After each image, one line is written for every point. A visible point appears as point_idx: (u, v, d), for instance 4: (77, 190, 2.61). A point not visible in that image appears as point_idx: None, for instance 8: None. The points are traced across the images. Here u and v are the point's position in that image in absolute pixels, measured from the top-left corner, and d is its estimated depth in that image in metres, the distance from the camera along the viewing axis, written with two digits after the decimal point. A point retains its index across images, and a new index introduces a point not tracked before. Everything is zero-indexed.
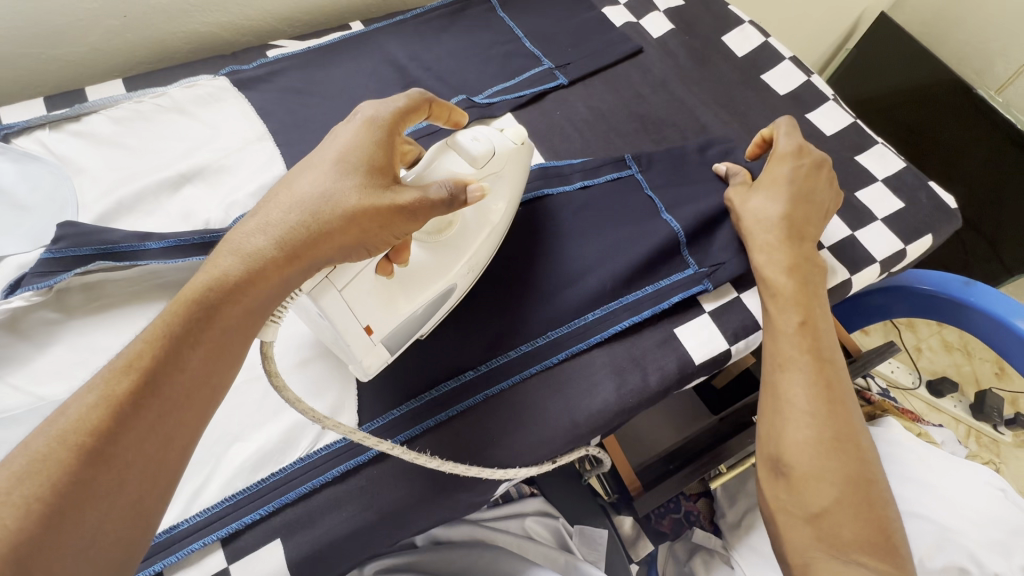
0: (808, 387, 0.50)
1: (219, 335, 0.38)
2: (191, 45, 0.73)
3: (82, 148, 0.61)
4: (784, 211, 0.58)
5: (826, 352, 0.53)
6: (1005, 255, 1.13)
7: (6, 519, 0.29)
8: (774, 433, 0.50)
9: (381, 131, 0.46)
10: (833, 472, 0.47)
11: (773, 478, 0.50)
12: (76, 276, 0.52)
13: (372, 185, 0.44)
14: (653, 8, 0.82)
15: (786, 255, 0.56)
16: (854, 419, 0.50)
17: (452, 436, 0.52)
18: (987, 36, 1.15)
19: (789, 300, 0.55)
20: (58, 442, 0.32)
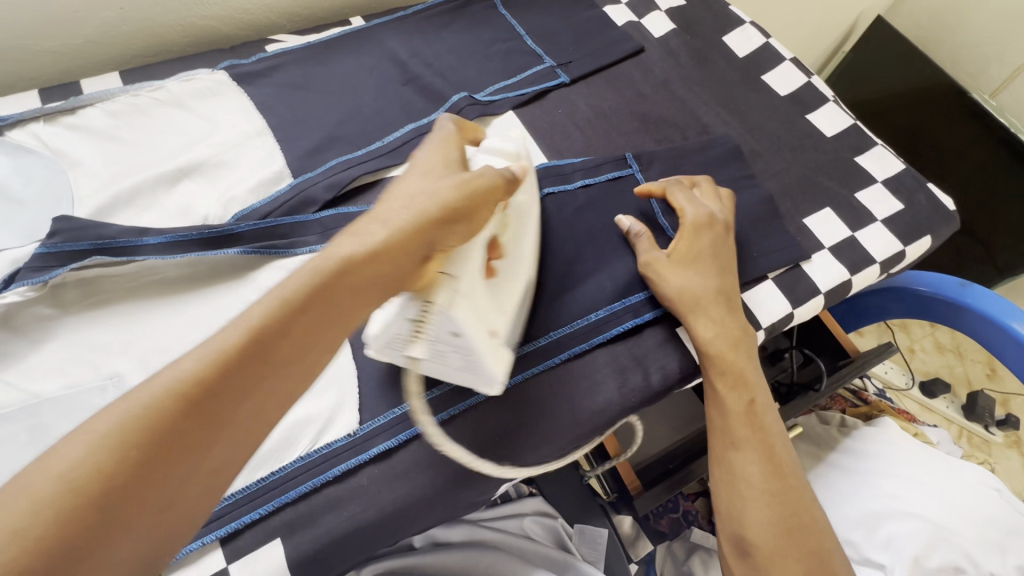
0: (758, 467, 0.52)
1: (325, 309, 0.37)
2: (188, 38, 0.72)
3: (77, 141, 0.60)
4: (705, 280, 0.56)
5: (768, 422, 0.54)
6: (997, 257, 1.15)
7: (108, 468, 0.29)
8: (736, 518, 0.51)
9: (446, 145, 0.48)
10: (795, 551, 0.49)
11: (740, 561, 0.51)
12: (71, 271, 0.51)
13: (460, 179, 0.43)
14: (654, 8, 0.82)
15: (723, 327, 0.55)
16: (802, 490, 0.53)
17: (454, 436, 0.51)
18: (982, 41, 1.16)
19: (736, 377, 0.54)
20: (166, 396, 0.31)
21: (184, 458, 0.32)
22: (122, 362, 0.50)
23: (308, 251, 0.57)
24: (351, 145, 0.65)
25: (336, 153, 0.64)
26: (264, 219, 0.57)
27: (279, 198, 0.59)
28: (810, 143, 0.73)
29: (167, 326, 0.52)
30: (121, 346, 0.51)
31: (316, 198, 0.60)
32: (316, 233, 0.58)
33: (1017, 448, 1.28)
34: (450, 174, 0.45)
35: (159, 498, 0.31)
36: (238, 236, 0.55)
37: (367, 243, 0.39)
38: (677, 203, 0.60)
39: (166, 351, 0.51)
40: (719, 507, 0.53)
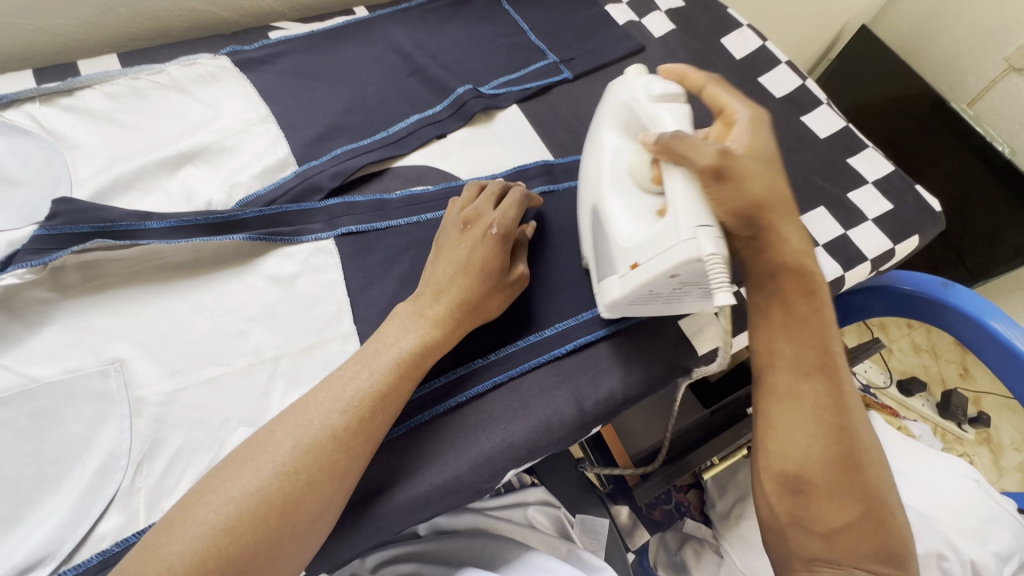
0: (821, 406, 0.51)
1: (403, 385, 0.47)
2: (188, 23, 0.71)
3: (75, 123, 0.59)
4: (777, 195, 0.51)
5: (835, 359, 0.53)
6: (968, 261, 1.19)
7: (248, 514, 0.38)
8: (792, 449, 0.51)
9: (502, 241, 0.52)
10: (850, 485, 0.50)
11: (789, 499, 0.52)
12: (72, 254, 0.50)
13: (510, 283, 0.53)
14: (654, 8, 0.84)
15: (792, 263, 0.52)
16: (863, 427, 0.52)
17: (461, 423, 0.51)
18: (961, 52, 1.21)
19: (811, 300, 0.53)
20: (298, 457, 0.41)
21: (312, 499, 0.40)
22: (124, 346, 0.49)
23: (314, 239, 0.57)
24: (356, 134, 0.65)
25: (341, 142, 0.64)
26: (269, 205, 0.57)
27: (284, 185, 0.58)
28: (806, 143, 0.75)
29: (170, 311, 0.51)
30: (122, 330, 0.49)
31: (322, 185, 0.59)
32: (322, 221, 0.58)
33: (987, 445, 1.33)
34: (500, 273, 0.52)
35: (284, 540, 0.39)
36: (245, 222, 0.54)
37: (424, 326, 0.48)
38: (724, 99, 0.53)
39: (168, 336, 0.50)
40: (770, 445, 0.52)
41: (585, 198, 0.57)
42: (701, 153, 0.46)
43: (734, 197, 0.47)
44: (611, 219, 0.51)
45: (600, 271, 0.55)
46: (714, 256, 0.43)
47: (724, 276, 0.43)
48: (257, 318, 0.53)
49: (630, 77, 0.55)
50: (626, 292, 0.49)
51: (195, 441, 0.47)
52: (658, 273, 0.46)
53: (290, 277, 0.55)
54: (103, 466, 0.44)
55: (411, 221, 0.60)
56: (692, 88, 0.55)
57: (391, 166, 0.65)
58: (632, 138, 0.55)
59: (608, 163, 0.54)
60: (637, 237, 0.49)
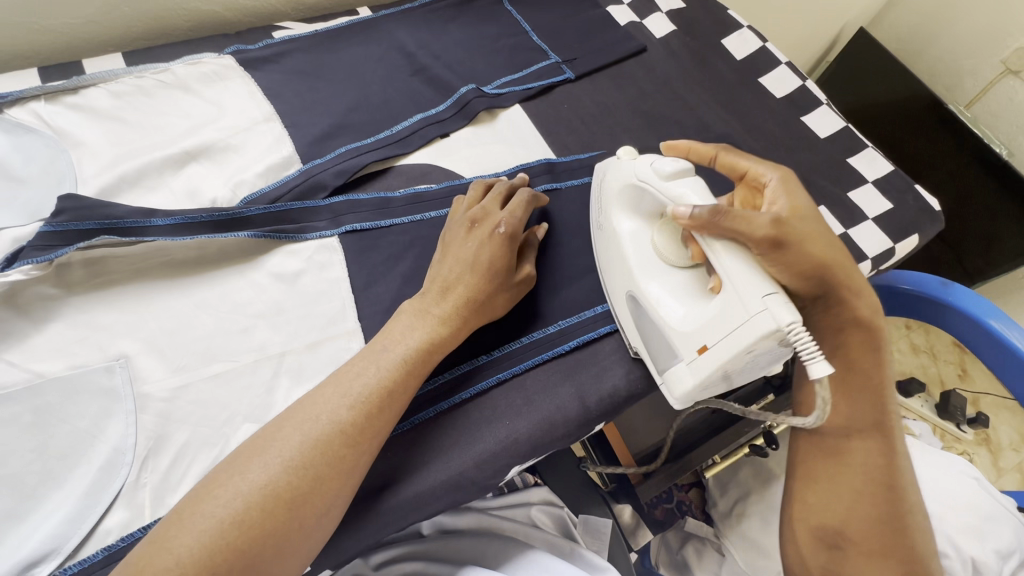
0: (868, 469, 0.54)
1: (409, 381, 0.47)
2: (192, 22, 0.72)
3: (80, 121, 0.59)
4: (838, 256, 0.51)
5: (894, 422, 0.54)
6: (966, 262, 1.19)
7: (256, 510, 0.38)
8: (829, 506, 0.55)
9: (510, 241, 0.53)
10: (889, 546, 0.52)
11: (824, 551, 0.55)
12: (78, 250, 0.50)
13: (515, 284, 0.54)
14: (655, 9, 0.84)
15: (862, 318, 0.54)
16: (913, 493, 0.54)
17: (466, 418, 0.52)
18: (958, 54, 1.22)
19: (874, 360, 0.55)
20: (305, 452, 0.41)
21: (319, 494, 0.41)
22: (129, 343, 0.49)
23: (318, 236, 0.57)
24: (360, 133, 0.65)
25: (345, 141, 0.64)
26: (274, 203, 0.57)
27: (289, 183, 0.59)
28: (806, 143, 0.75)
29: (175, 308, 0.51)
30: (127, 326, 0.50)
31: (326, 183, 0.60)
32: (326, 218, 0.58)
33: (987, 446, 1.32)
34: (506, 273, 0.53)
35: (293, 535, 0.39)
36: (249, 219, 0.55)
37: (428, 324, 0.49)
38: (745, 164, 0.54)
39: (173, 332, 0.50)
40: (810, 498, 0.57)
41: (616, 286, 0.56)
42: (756, 224, 0.46)
43: (793, 263, 0.48)
44: (658, 306, 0.51)
45: (658, 362, 0.52)
46: (793, 323, 0.42)
47: (810, 341, 0.42)
48: (263, 314, 0.53)
49: (626, 159, 0.57)
50: (700, 380, 0.47)
51: (201, 437, 0.47)
52: (738, 353, 0.44)
53: (294, 274, 0.55)
54: (109, 462, 0.44)
55: (415, 219, 0.60)
56: (702, 159, 0.56)
57: (395, 164, 0.65)
58: (642, 216, 0.56)
59: (632, 248, 0.54)
60: (695, 322, 0.48)
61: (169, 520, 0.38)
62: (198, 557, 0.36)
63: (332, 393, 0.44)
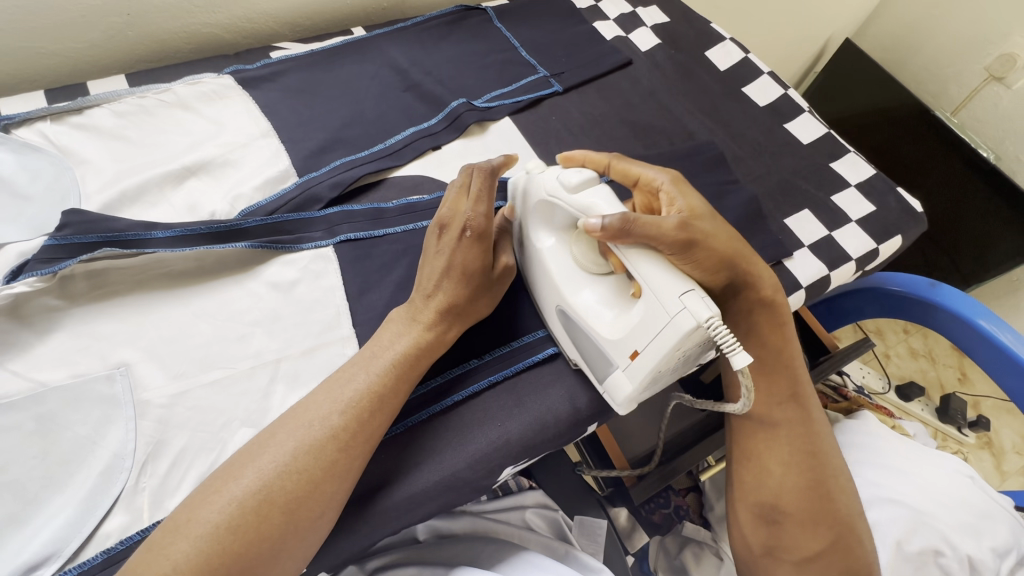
0: (792, 439, 0.58)
1: (398, 388, 0.48)
2: (193, 44, 0.75)
3: (84, 140, 0.61)
4: (740, 246, 0.56)
5: (804, 390, 0.60)
6: (963, 266, 1.20)
7: (250, 516, 0.39)
8: (764, 483, 0.58)
9: (479, 242, 0.53)
10: (817, 512, 0.56)
11: (764, 527, 0.58)
12: (81, 262, 0.51)
13: (490, 283, 0.55)
14: (640, 24, 0.87)
15: (765, 302, 0.59)
16: (831, 457, 0.59)
17: (458, 421, 0.53)
18: (943, 63, 1.25)
19: (780, 332, 0.60)
20: (295, 459, 0.42)
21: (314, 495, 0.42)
22: (129, 352, 0.50)
23: (314, 246, 0.58)
24: (354, 146, 0.67)
25: (340, 154, 0.66)
26: (271, 215, 0.59)
27: (285, 196, 0.61)
28: (789, 149, 0.77)
29: (175, 317, 0.53)
30: (127, 335, 0.51)
31: (321, 196, 0.61)
32: (321, 229, 0.60)
33: (989, 449, 1.33)
34: (478, 275, 0.53)
35: (290, 538, 0.40)
36: (246, 231, 0.57)
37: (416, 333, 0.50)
38: (636, 170, 0.57)
39: (172, 340, 0.52)
40: (744, 476, 0.60)
41: (546, 300, 0.56)
42: (665, 229, 0.48)
43: (701, 259, 0.52)
44: (587, 316, 0.51)
45: (593, 369, 0.54)
46: (712, 318, 0.43)
47: (730, 335, 0.43)
48: (260, 322, 0.54)
49: (533, 172, 0.56)
50: (638, 383, 0.48)
51: (198, 442, 0.48)
52: (665, 352, 0.45)
53: (290, 283, 0.57)
54: (109, 467, 0.45)
55: (408, 228, 0.62)
56: (596, 168, 0.58)
57: (389, 176, 0.67)
58: (558, 229, 0.56)
59: (552, 263, 0.55)
60: (623, 329, 0.49)
61: (168, 524, 0.39)
62: (194, 561, 0.37)
63: (322, 399, 0.45)
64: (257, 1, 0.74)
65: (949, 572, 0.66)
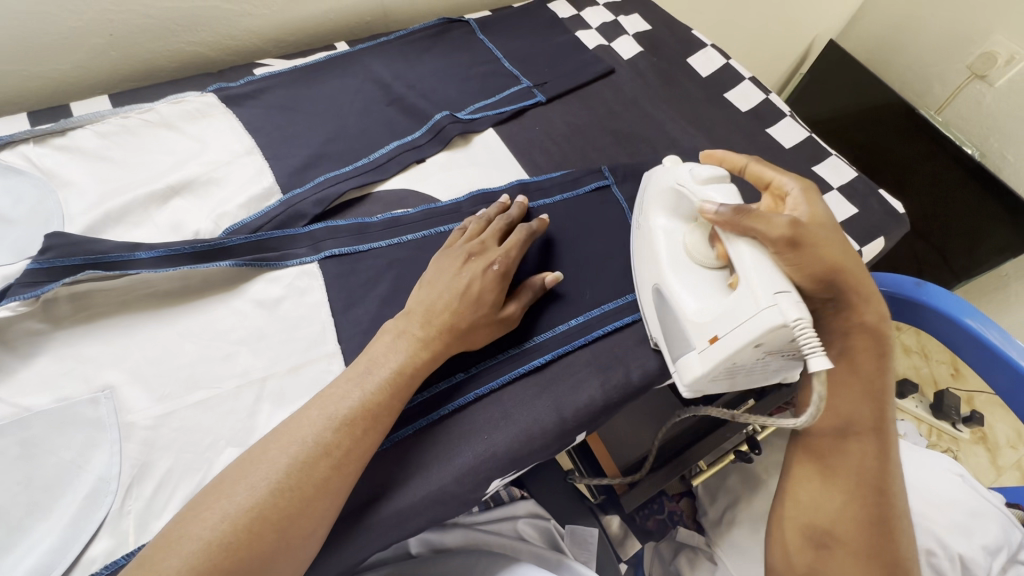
0: (861, 470, 0.56)
1: (389, 403, 0.48)
2: (177, 63, 0.75)
3: (68, 162, 0.61)
4: (851, 258, 0.55)
5: (889, 424, 0.57)
6: (953, 263, 1.21)
7: (243, 535, 0.39)
8: (820, 503, 0.58)
9: (497, 277, 0.55)
10: (869, 548, 0.54)
11: (811, 550, 0.57)
12: (64, 286, 0.51)
13: (494, 318, 0.55)
14: (622, 33, 0.88)
15: (868, 325, 0.57)
16: (899, 500, 0.55)
17: (444, 435, 0.53)
18: (927, 62, 1.26)
19: (879, 363, 0.57)
20: (286, 478, 0.42)
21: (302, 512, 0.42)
22: (114, 374, 0.50)
23: (299, 263, 0.59)
24: (339, 161, 0.68)
25: (324, 170, 0.67)
26: (255, 232, 0.59)
27: (269, 213, 0.61)
28: (771, 153, 0.78)
29: (160, 338, 0.53)
30: (112, 357, 0.51)
31: (306, 212, 0.62)
32: (305, 245, 0.60)
33: (984, 444, 1.33)
34: (488, 308, 0.54)
35: (283, 555, 0.40)
36: (231, 249, 0.57)
37: (401, 349, 0.50)
38: (769, 174, 0.57)
39: (157, 361, 0.52)
40: (802, 495, 0.59)
41: (647, 279, 0.60)
42: (775, 226, 0.49)
43: (808, 264, 0.50)
44: (682, 294, 0.54)
45: (673, 350, 0.56)
46: (799, 320, 0.44)
47: (813, 338, 0.44)
48: (245, 341, 0.54)
49: (670, 165, 0.61)
50: (708, 369, 0.50)
51: (184, 463, 0.48)
52: (743, 345, 0.47)
53: (275, 300, 0.57)
54: (94, 490, 0.45)
55: (393, 242, 0.62)
56: (733, 168, 0.60)
57: (373, 191, 0.67)
58: (680, 217, 0.59)
59: (664, 244, 0.58)
60: (709, 313, 0.51)
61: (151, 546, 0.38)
62: None
63: (307, 419, 0.45)
64: (241, 19, 0.75)
65: (942, 572, 0.67)
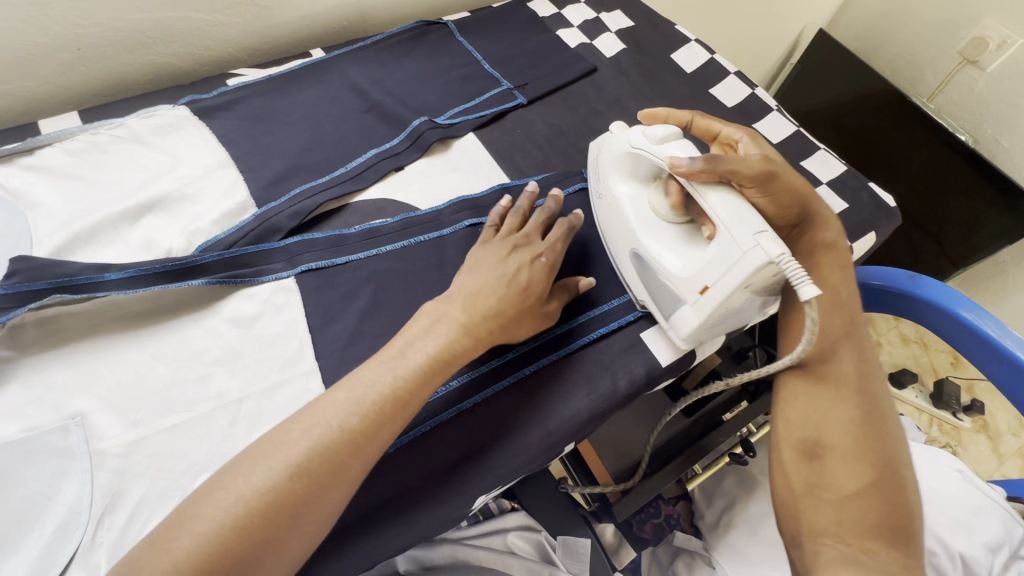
0: (842, 376, 0.54)
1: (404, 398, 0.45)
2: (149, 75, 0.74)
3: (35, 181, 0.60)
4: (810, 192, 0.58)
5: (860, 330, 0.57)
6: (950, 250, 1.19)
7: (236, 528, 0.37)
8: (809, 414, 0.54)
9: (544, 269, 0.55)
10: (863, 449, 0.51)
11: (805, 464, 0.52)
12: (30, 311, 0.50)
13: (540, 310, 0.55)
14: (604, 30, 0.87)
15: (827, 243, 0.59)
16: (883, 402, 0.54)
17: (425, 453, 0.51)
18: (917, 49, 1.24)
19: (841, 275, 0.59)
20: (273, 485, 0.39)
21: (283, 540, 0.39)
22: (85, 400, 0.49)
23: (274, 278, 0.57)
24: (316, 172, 0.66)
25: (300, 181, 0.65)
26: (229, 248, 0.58)
27: (244, 227, 0.59)
28: None
29: (130, 361, 0.51)
30: (82, 383, 0.49)
31: (281, 226, 0.60)
32: (281, 260, 0.59)
33: (986, 433, 1.31)
34: (534, 299, 0.54)
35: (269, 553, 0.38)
36: (203, 267, 0.56)
37: None
38: (717, 125, 0.62)
39: (128, 386, 0.50)
40: (790, 411, 0.55)
41: (620, 244, 0.61)
42: (749, 165, 0.51)
43: (780, 197, 0.54)
44: (659, 253, 0.56)
45: (664, 308, 0.58)
46: (784, 255, 0.45)
47: (800, 270, 0.44)
48: (220, 361, 0.53)
49: (618, 132, 0.63)
50: (704, 318, 0.52)
51: (157, 491, 0.47)
52: (734, 288, 0.48)
53: (250, 318, 0.55)
54: (64, 522, 0.44)
55: (371, 254, 0.61)
56: (680, 123, 0.64)
57: (351, 202, 0.66)
58: (640, 180, 0.61)
59: (631, 208, 0.59)
60: (692, 267, 0.53)
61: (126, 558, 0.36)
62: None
63: None
64: (213, 29, 0.73)
65: (943, 572, 0.65)
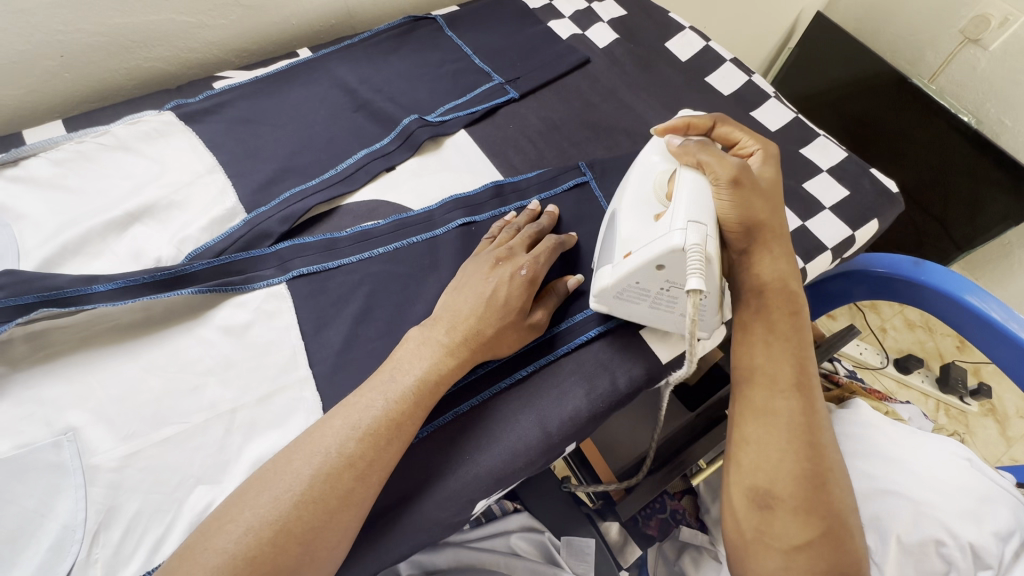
0: (793, 423, 0.52)
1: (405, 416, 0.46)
2: (135, 81, 0.72)
3: (20, 192, 0.58)
4: (778, 215, 0.58)
5: (811, 377, 0.55)
6: (954, 233, 1.18)
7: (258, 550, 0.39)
8: (761, 464, 0.51)
9: (526, 283, 0.54)
10: (812, 500, 0.49)
11: (756, 514, 0.50)
12: (18, 325, 0.50)
13: (521, 323, 0.54)
14: (596, 20, 0.85)
15: (778, 281, 0.57)
16: (831, 450, 0.52)
17: (423, 459, 0.51)
18: (916, 29, 1.22)
19: (792, 317, 0.57)
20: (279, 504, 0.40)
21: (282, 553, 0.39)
22: (78, 415, 0.48)
23: (265, 285, 0.56)
24: (306, 175, 0.65)
25: (290, 184, 0.64)
26: (219, 256, 0.57)
27: (233, 234, 0.58)
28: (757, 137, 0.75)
29: (122, 373, 0.50)
30: (72, 399, 0.48)
31: (271, 230, 0.59)
32: (272, 266, 0.58)
33: (993, 416, 1.30)
34: (513, 312, 0.53)
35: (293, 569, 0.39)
36: (193, 275, 0.55)
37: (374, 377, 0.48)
38: (738, 133, 0.61)
39: (120, 400, 0.49)
40: (744, 459, 0.52)
41: (607, 208, 0.60)
42: (725, 167, 0.53)
43: (748, 206, 0.54)
44: (625, 211, 0.54)
45: (598, 264, 0.57)
46: (696, 246, 0.46)
47: (700, 266, 0.45)
48: (212, 371, 0.52)
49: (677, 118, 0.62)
50: (613, 280, 0.51)
51: (152, 504, 0.46)
52: (646, 259, 0.48)
53: (243, 326, 0.55)
54: (59, 540, 0.43)
55: (363, 257, 0.60)
56: (702, 128, 0.61)
57: (342, 204, 0.65)
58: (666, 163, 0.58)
59: (633, 178, 0.57)
60: (635, 231, 0.52)
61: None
62: None
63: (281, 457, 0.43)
64: (197, 31, 0.72)
65: (953, 562, 0.65)
